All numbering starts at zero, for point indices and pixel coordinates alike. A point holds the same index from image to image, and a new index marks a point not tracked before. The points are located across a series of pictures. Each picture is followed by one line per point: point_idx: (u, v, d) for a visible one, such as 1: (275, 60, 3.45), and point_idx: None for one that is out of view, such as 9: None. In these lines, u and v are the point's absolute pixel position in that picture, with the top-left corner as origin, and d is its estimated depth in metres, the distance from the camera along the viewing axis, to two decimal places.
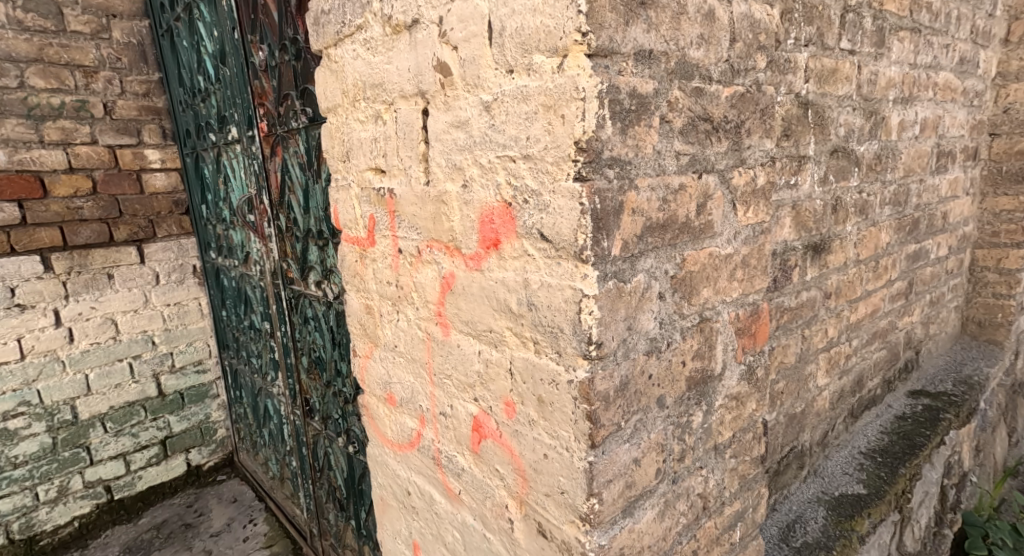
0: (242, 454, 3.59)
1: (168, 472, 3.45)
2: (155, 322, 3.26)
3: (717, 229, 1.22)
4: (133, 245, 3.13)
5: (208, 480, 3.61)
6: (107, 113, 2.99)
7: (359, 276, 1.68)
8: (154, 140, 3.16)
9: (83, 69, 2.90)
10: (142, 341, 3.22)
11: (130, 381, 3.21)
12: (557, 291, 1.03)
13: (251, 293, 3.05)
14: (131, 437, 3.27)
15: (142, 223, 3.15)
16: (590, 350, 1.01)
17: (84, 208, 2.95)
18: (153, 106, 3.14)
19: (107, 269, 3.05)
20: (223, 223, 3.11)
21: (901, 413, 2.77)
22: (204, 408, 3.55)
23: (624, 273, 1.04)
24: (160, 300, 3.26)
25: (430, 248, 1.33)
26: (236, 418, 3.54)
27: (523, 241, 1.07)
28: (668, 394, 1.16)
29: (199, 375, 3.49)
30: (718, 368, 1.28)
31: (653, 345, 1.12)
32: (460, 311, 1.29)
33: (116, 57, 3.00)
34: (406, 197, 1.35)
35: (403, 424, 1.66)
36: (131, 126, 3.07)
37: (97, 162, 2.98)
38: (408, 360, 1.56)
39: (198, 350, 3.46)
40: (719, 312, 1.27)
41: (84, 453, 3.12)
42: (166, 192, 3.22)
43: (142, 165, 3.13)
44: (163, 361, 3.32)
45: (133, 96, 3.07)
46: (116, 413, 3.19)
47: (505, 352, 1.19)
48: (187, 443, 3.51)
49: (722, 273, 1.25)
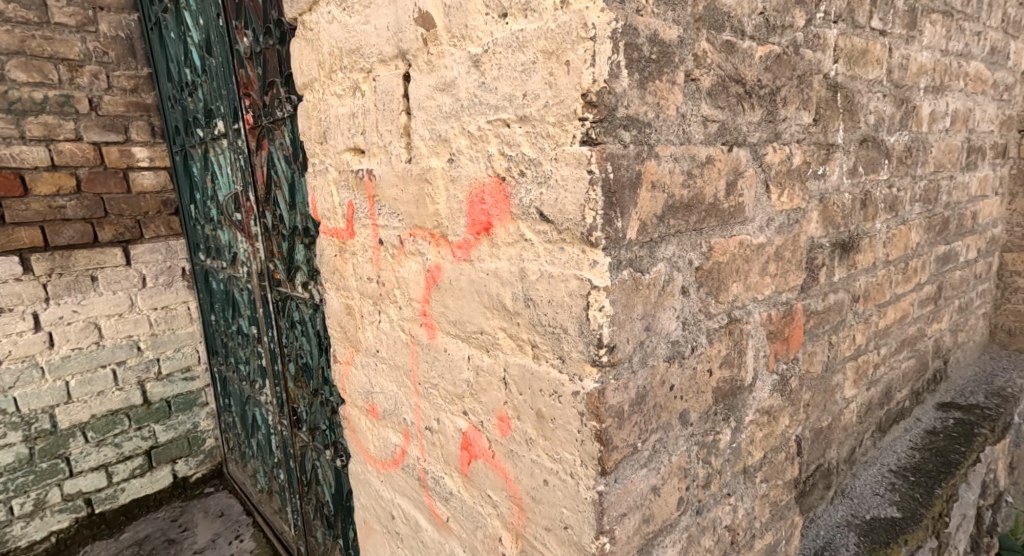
0: (230, 466, 3.40)
1: (153, 485, 3.26)
2: (140, 326, 3.08)
3: (749, 215, 1.04)
4: (119, 246, 2.96)
5: (195, 493, 3.42)
6: (92, 108, 2.83)
7: (338, 272, 1.51)
8: (141, 137, 3.00)
9: (67, 63, 2.74)
10: (126, 347, 3.04)
11: (113, 388, 3.03)
12: (559, 284, 0.85)
13: (237, 296, 2.88)
14: (114, 447, 3.09)
15: (128, 223, 2.98)
16: (600, 355, 0.83)
17: (67, 207, 2.78)
18: (140, 102, 2.98)
19: (90, 271, 2.88)
20: (210, 223, 2.94)
21: (931, 426, 2.56)
22: (192, 417, 3.36)
23: (641, 262, 0.85)
24: (146, 303, 3.09)
25: (414, 237, 1.16)
26: (225, 428, 3.36)
27: (520, 223, 0.89)
28: (692, 408, 0.97)
29: (187, 382, 3.30)
30: (749, 378, 1.10)
31: (674, 350, 0.93)
32: (447, 310, 1.12)
33: (102, 51, 2.84)
34: (387, 179, 1.17)
35: (387, 439, 1.47)
36: (117, 122, 2.91)
37: (82, 159, 2.82)
38: (391, 367, 1.38)
39: (186, 356, 3.27)
40: (749, 313, 1.08)
41: (63, 464, 2.93)
42: (155, 191, 3.06)
43: (129, 162, 2.97)
44: (149, 368, 3.14)
45: (120, 92, 2.91)
46: (98, 422, 3.01)
47: (498, 358, 1.01)
48: (174, 454, 3.32)
49: (753, 266, 1.07)
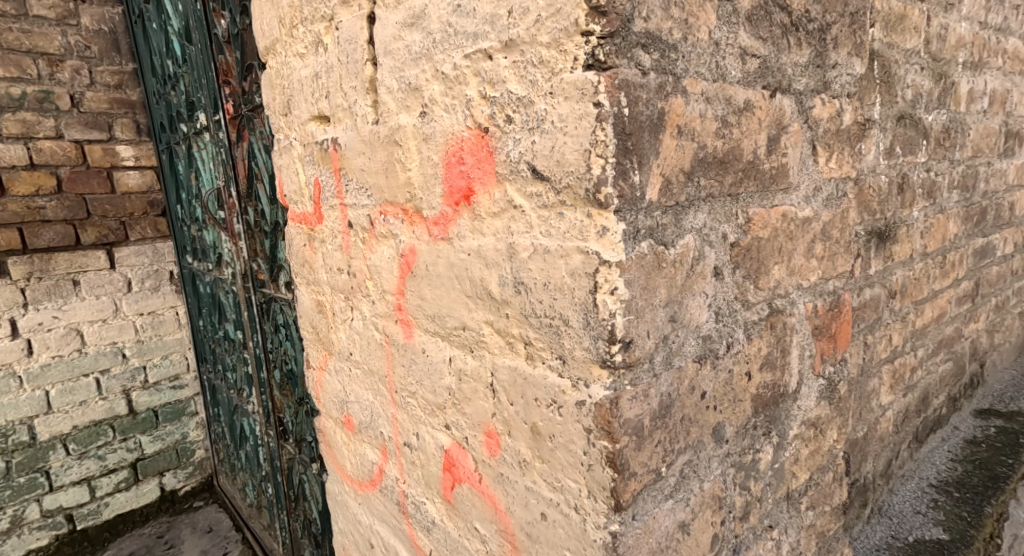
0: (223, 478, 2.91)
1: (139, 498, 2.79)
2: (126, 331, 2.62)
3: (794, 180, 0.84)
4: (103, 249, 2.51)
5: (182, 507, 2.92)
6: (74, 105, 2.39)
7: (307, 264, 1.32)
8: (125, 135, 2.53)
9: (47, 57, 2.30)
10: (110, 354, 2.59)
11: (96, 398, 2.58)
12: (557, 260, 0.65)
13: (223, 300, 2.49)
14: (97, 460, 2.63)
15: (112, 224, 2.52)
16: (612, 354, 0.62)
17: (47, 208, 2.35)
18: (125, 99, 2.52)
19: (72, 276, 2.45)
20: (196, 224, 2.51)
21: (971, 436, 2.33)
22: (181, 427, 2.88)
23: (664, 232, 0.65)
24: (131, 308, 2.63)
25: (385, 215, 0.97)
26: (215, 439, 2.89)
27: (507, 186, 0.70)
28: (728, 422, 0.77)
29: (174, 391, 2.82)
30: (794, 384, 0.89)
31: (706, 347, 0.73)
32: (424, 302, 0.92)
33: (85, 45, 2.39)
34: (353, 148, 0.98)
35: (364, 456, 1.28)
36: (100, 120, 2.46)
37: (63, 157, 2.37)
38: (367, 373, 1.19)
39: (175, 363, 2.80)
40: (793, 304, 0.88)
41: (43, 478, 2.49)
42: (141, 191, 2.59)
43: (113, 161, 2.51)
44: (136, 376, 2.68)
45: (104, 88, 2.46)
46: (81, 433, 2.57)
47: (484, 360, 0.82)
48: (161, 466, 2.84)
49: (797, 245, 0.87)
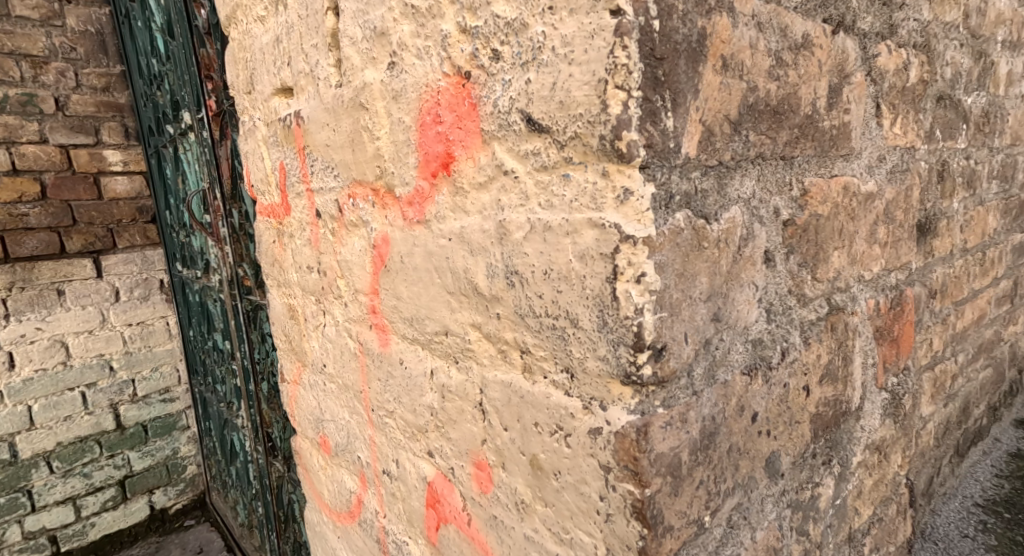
0: (214, 495, 2.41)
1: (126, 518, 2.31)
2: (114, 341, 2.17)
3: (858, 144, 0.67)
4: (90, 257, 2.08)
5: (173, 526, 2.42)
6: (59, 109, 1.97)
7: (277, 264, 1.16)
8: (114, 140, 2.10)
9: (30, 59, 1.90)
10: (96, 367, 2.14)
11: (81, 413, 2.13)
12: (561, 240, 0.48)
13: (212, 309, 1.99)
14: (83, 478, 2.18)
15: (100, 231, 2.09)
16: (638, 366, 0.46)
17: (29, 214, 1.94)
18: (112, 103, 2.08)
19: (56, 285, 2.02)
20: (186, 229, 2.03)
21: (1014, 449, 2.11)
22: (172, 442, 2.39)
23: (705, 201, 0.49)
24: (119, 318, 2.17)
25: (354, 198, 0.80)
26: (207, 454, 2.38)
27: (496, 147, 0.54)
28: (784, 451, 0.60)
29: (165, 404, 2.34)
30: (858, 400, 0.72)
31: (756, 355, 0.56)
32: (400, 302, 0.76)
33: (70, 46, 1.97)
34: (316, 119, 0.82)
35: (342, 484, 1.11)
36: (86, 123, 2.03)
37: (46, 162, 1.96)
38: (342, 389, 1.02)
39: (165, 377, 2.31)
40: (855, 300, 0.71)
41: (23, 498, 2.06)
42: (129, 196, 2.15)
43: (100, 166, 2.07)
44: (123, 390, 2.22)
45: (90, 91, 2.03)
46: (64, 452, 2.12)
47: (471, 373, 0.65)
48: (150, 483, 2.36)
49: (860, 227, 0.70)
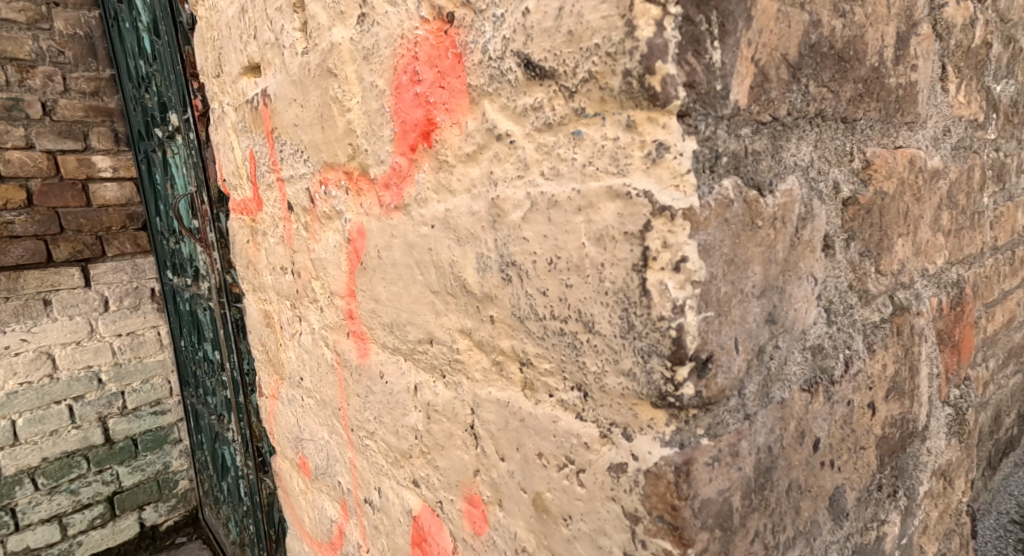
0: (207, 511, 2.01)
1: (115, 536, 1.93)
2: (102, 350, 1.82)
3: (924, 110, 0.55)
4: (78, 266, 1.74)
5: (165, 545, 2.04)
6: (46, 113, 1.65)
7: (251, 266, 1.05)
8: (104, 147, 1.77)
9: (15, 63, 1.59)
10: (84, 380, 1.79)
11: (68, 428, 1.78)
12: (570, 219, 0.37)
13: (202, 319, 1.64)
14: (70, 495, 1.82)
15: (89, 239, 1.75)
16: (677, 383, 0.34)
17: (13, 222, 1.61)
18: (103, 107, 1.75)
19: (42, 295, 1.69)
20: (175, 234, 1.69)
21: None
22: (163, 456, 2.01)
23: (759, 168, 0.38)
24: (108, 328, 1.82)
25: (326, 184, 0.69)
26: (199, 468, 1.98)
27: (486, 106, 0.43)
28: (848, 486, 0.49)
29: (157, 417, 1.97)
30: (923, 418, 0.61)
31: (817, 367, 0.45)
32: (379, 305, 0.65)
33: (59, 50, 1.66)
34: (282, 95, 0.71)
35: (322, 511, 0.99)
36: (75, 129, 1.70)
37: (29, 169, 1.64)
38: (320, 405, 0.91)
39: (156, 388, 1.95)
40: (919, 299, 0.59)
41: (5, 517, 1.71)
42: (120, 203, 1.80)
43: (90, 173, 1.74)
44: (112, 403, 1.86)
45: (79, 96, 1.70)
46: (48, 468, 1.76)
47: (460, 390, 0.54)
48: (141, 499, 1.98)
49: (925, 211, 0.58)
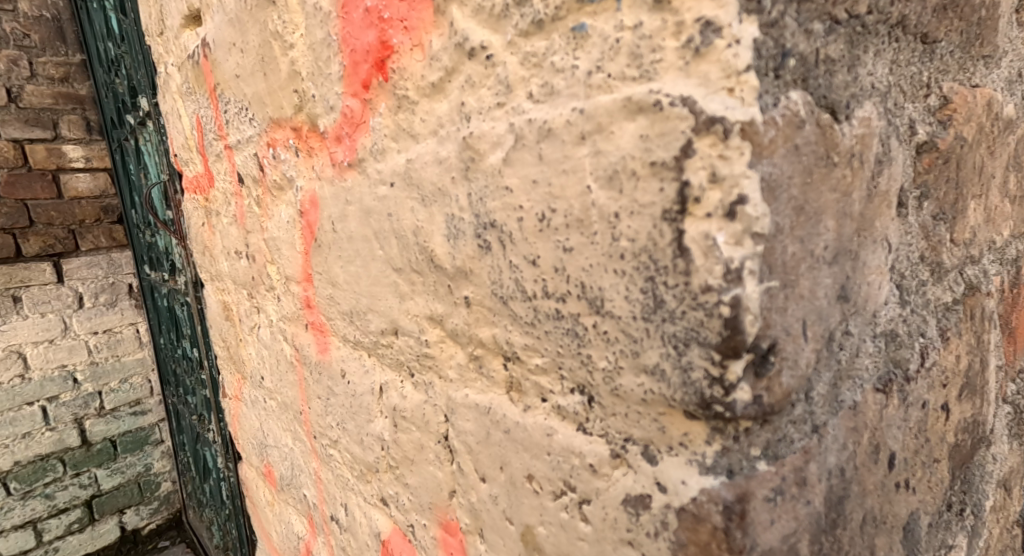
0: (191, 514, 1.87)
1: (94, 541, 1.80)
2: (78, 349, 1.66)
3: (1000, 42, 0.45)
4: (49, 261, 1.57)
5: (148, 549, 1.91)
6: (10, 100, 1.49)
7: (207, 251, 0.93)
8: (76, 136, 1.60)
9: None
10: (59, 380, 1.64)
11: (41, 430, 1.63)
12: (569, 154, 0.26)
13: (179, 316, 1.51)
14: (45, 499, 1.68)
15: (61, 233, 1.59)
16: (727, 384, 0.24)
17: None
18: (74, 93, 1.58)
19: (10, 293, 1.52)
20: (149, 226, 1.55)
21: None
22: (144, 458, 1.86)
23: (834, 82, 0.27)
24: (83, 325, 1.66)
25: (275, 146, 0.58)
26: (182, 471, 1.84)
27: (454, 13, 0.32)
28: (923, 510, 0.38)
29: (138, 417, 1.82)
30: (990, 420, 0.50)
31: (891, 359, 0.34)
32: (337, 291, 0.53)
33: (22, 33, 1.48)
34: (222, 41, 0.59)
35: (290, 525, 0.88)
36: (43, 117, 1.54)
37: None
38: (283, 408, 0.79)
39: (136, 388, 1.79)
40: (986, 277, 0.49)
41: None
42: (93, 195, 1.64)
43: (61, 164, 1.58)
44: (89, 404, 1.70)
45: (47, 81, 1.53)
46: (20, 472, 1.62)
47: (432, 393, 0.43)
48: (121, 503, 1.84)
49: (996, 169, 0.48)
